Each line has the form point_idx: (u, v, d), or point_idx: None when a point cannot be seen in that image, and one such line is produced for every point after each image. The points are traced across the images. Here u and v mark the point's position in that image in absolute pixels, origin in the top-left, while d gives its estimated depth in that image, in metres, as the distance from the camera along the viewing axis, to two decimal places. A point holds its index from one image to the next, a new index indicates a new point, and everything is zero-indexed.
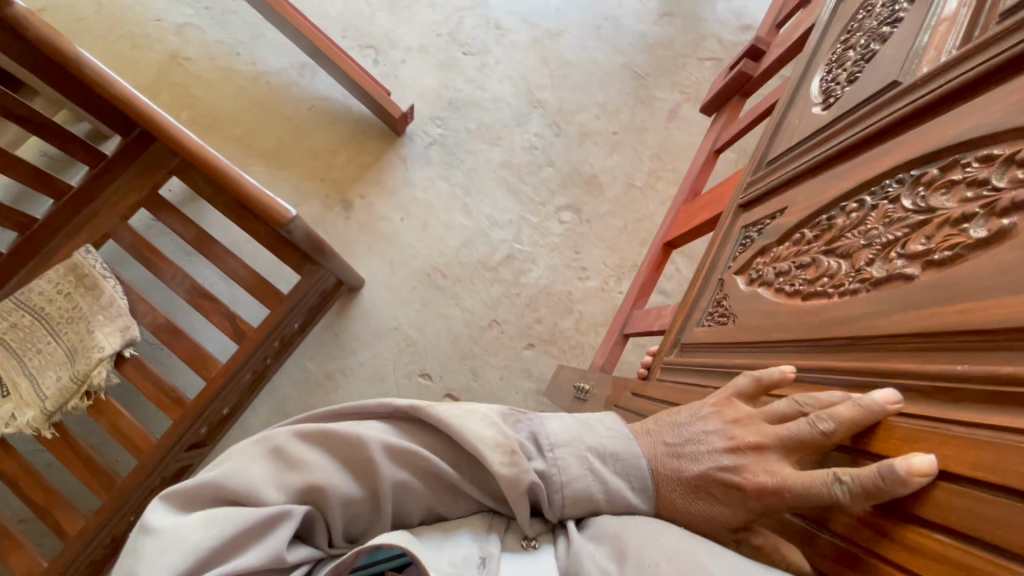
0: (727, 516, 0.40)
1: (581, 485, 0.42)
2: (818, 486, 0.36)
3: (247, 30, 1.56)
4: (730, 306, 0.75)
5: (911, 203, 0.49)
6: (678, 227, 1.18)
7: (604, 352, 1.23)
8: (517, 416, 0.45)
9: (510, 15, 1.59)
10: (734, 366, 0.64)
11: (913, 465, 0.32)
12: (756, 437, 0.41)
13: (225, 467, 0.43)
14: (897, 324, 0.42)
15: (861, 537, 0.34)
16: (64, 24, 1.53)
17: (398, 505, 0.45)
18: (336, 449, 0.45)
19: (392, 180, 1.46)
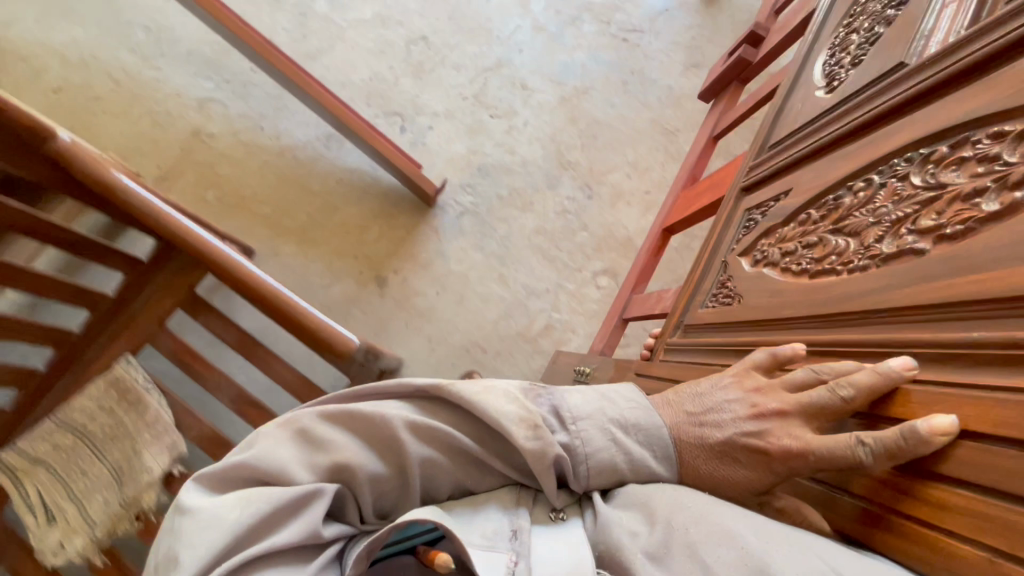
0: (752, 479, 0.41)
1: (605, 456, 0.43)
2: (839, 449, 0.37)
3: (270, 102, 1.52)
4: (735, 287, 0.76)
5: (921, 180, 0.50)
6: (679, 212, 1.19)
7: (603, 336, 1.24)
8: (537, 391, 0.46)
9: (535, 74, 1.55)
10: (740, 344, 0.66)
11: (935, 424, 0.33)
12: (779, 403, 0.41)
13: (254, 451, 0.43)
14: (906, 296, 0.44)
15: (882, 496, 0.36)
16: (81, 105, 1.48)
17: (426, 480, 0.45)
18: (359, 428, 0.45)
19: (425, 253, 1.45)
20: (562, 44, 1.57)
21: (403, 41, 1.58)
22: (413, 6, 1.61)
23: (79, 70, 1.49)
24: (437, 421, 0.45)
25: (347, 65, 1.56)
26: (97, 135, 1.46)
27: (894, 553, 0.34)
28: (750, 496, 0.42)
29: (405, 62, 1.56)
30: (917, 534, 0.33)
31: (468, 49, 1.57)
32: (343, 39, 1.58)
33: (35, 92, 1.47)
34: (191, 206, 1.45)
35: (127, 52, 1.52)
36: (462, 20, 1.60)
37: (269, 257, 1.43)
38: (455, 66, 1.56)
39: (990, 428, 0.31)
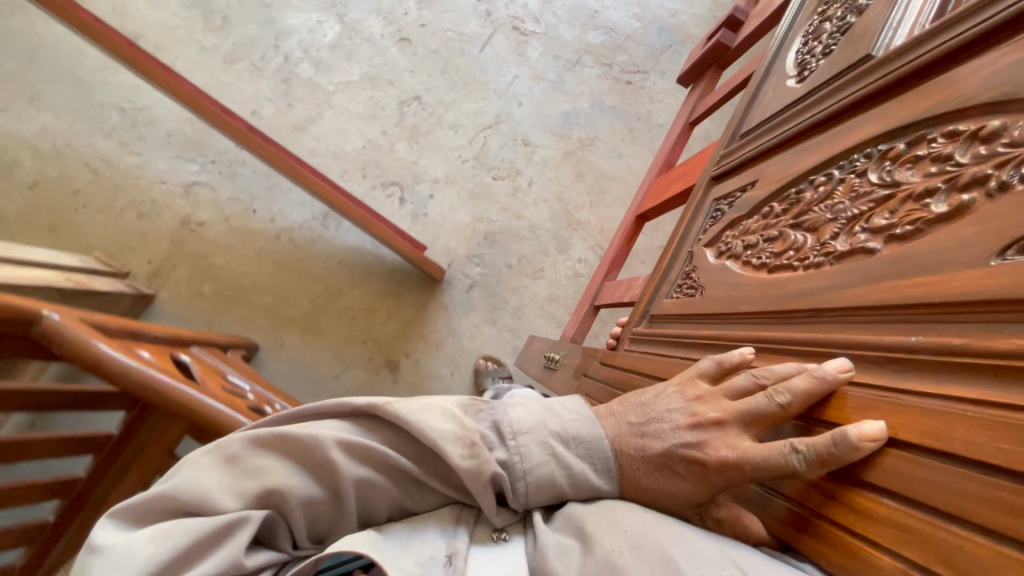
0: (692, 492, 0.40)
1: (545, 471, 0.42)
2: (774, 457, 0.36)
3: (262, 181, 1.47)
4: (699, 278, 0.76)
5: (877, 177, 0.50)
6: (651, 199, 1.18)
7: (574, 323, 1.24)
8: (478, 407, 0.45)
9: (537, 129, 1.54)
10: (696, 334, 0.66)
11: (864, 431, 0.33)
12: (718, 412, 0.40)
13: (177, 480, 0.41)
14: (858, 295, 0.43)
15: (812, 501, 0.36)
16: (58, 201, 1.42)
17: (363, 502, 0.43)
18: (291, 450, 0.42)
19: (437, 333, 1.42)
20: (564, 93, 1.56)
21: (396, 103, 1.54)
22: (404, 63, 1.57)
23: (52, 162, 1.44)
24: (375, 442, 0.43)
25: (337, 134, 1.51)
26: (80, 233, 1.41)
27: (819, 559, 0.34)
28: (692, 508, 0.40)
29: (400, 124, 1.53)
30: (838, 539, 0.33)
31: (466, 106, 1.55)
32: (331, 104, 1.53)
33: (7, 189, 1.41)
34: (188, 301, 1.41)
35: (103, 137, 1.46)
36: (455, 74, 1.57)
37: (276, 349, 1.40)
38: (454, 126, 1.53)
39: (915, 436, 0.31)
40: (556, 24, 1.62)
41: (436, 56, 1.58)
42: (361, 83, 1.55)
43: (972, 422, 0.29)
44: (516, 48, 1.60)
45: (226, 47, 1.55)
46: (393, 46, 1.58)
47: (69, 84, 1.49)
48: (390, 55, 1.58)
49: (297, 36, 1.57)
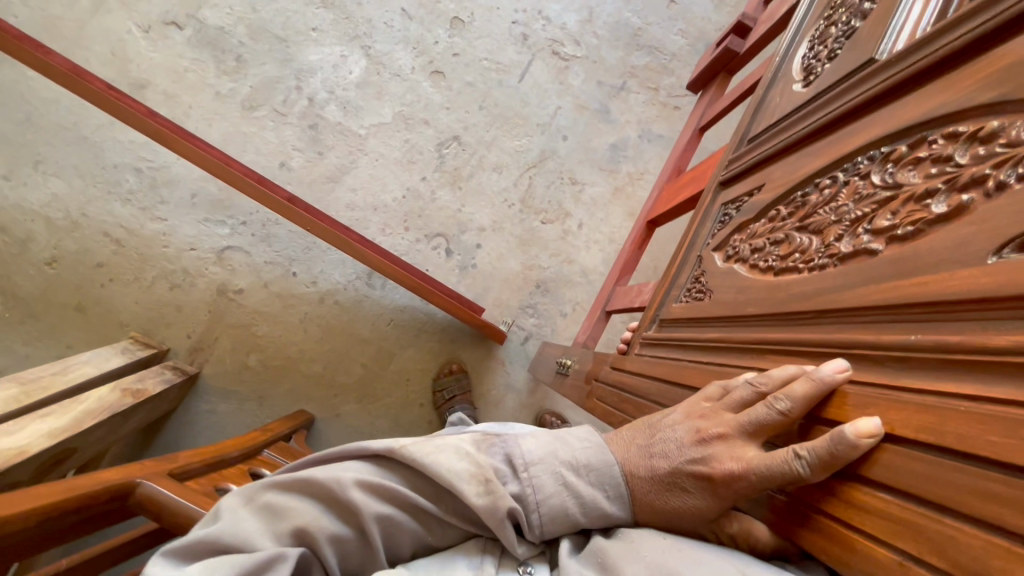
0: (702, 507, 0.41)
1: (556, 501, 0.43)
2: (779, 465, 0.37)
3: (298, 244, 1.52)
4: (708, 282, 0.76)
5: (880, 178, 0.50)
6: (661, 206, 1.19)
7: (587, 328, 1.26)
8: (491, 441, 0.47)
9: (582, 165, 1.62)
10: (705, 338, 0.66)
11: (860, 428, 0.33)
12: (721, 427, 0.41)
13: (217, 525, 0.44)
14: (860, 296, 0.44)
15: (811, 496, 0.36)
16: (83, 275, 1.47)
17: (388, 540, 0.45)
18: (316, 492, 0.45)
19: (495, 389, 1.53)
20: (610, 123, 1.64)
21: (434, 145, 1.60)
22: (439, 99, 1.61)
23: (68, 235, 1.47)
24: (396, 481, 0.45)
25: (376, 184, 1.57)
26: (107, 307, 1.47)
27: (819, 552, 0.34)
28: (704, 525, 0.41)
29: (439, 168, 1.59)
30: (836, 533, 0.34)
31: (507, 144, 1.61)
32: (364, 150, 1.58)
33: (27, 267, 1.45)
34: (235, 377, 1.48)
35: (121, 203, 1.49)
36: (495, 109, 1.62)
37: (330, 420, 1.49)
38: (501, 165, 1.60)
39: (914, 432, 0.31)
40: (597, 45, 1.65)
41: (474, 88, 1.62)
42: (392, 124, 1.60)
43: (966, 415, 0.29)
44: (556, 75, 1.64)
45: (244, 91, 1.57)
46: (425, 80, 1.61)
47: (79, 146, 1.51)
48: (421, 88, 1.61)
49: (319, 76, 1.59)
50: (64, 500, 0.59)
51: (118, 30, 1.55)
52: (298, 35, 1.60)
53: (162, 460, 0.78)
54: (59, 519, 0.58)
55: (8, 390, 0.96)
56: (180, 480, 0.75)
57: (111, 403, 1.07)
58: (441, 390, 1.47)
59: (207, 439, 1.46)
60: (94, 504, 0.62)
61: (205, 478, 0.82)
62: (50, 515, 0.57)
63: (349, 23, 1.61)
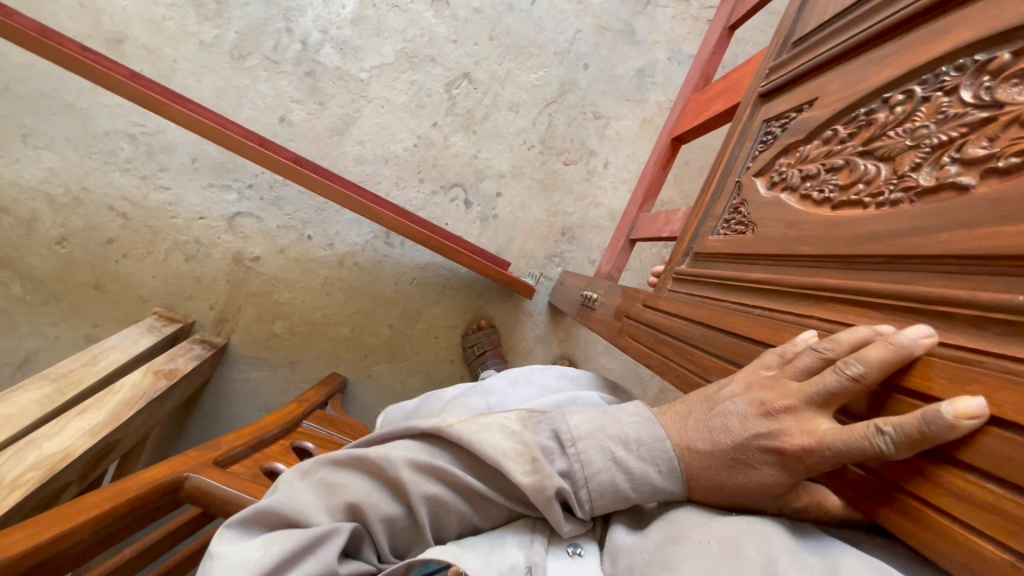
0: (776, 483, 0.40)
1: (605, 477, 0.43)
2: (858, 440, 0.35)
3: (311, 205, 1.47)
4: (749, 213, 0.71)
5: (972, 95, 0.43)
6: (688, 120, 1.10)
7: (611, 258, 1.23)
8: (537, 419, 0.47)
9: (606, 96, 1.53)
10: (749, 280, 0.62)
11: (960, 409, 0.30)
12: (787, 399, 0.39)
13: (277, 496, 0.47)
14: (947, 243, 0.39)
15: (894, 475, 0.34)
16: (94, 253, 1.44)
17: (435, 519, 0.47)
18: (368, 469, 0.48)
19: (525, 341, 1.54)
20: (635, 45, 1.53)
21: (443, 85, 1.49)
22: (445, 32, 1.48)
23: (72, 211, 1.43)
24: (442, 462, 0.47)
25: (384, 134, 1.47)
26: (126, 285, 1.45)
27: (912, 540, 0.33)
28: (770, 496, 0.41)
29: (451, 112, 1.49)
30: (927, 517, 0.32)
31: (521, 78, 1.51)
32: (367, 97, 1.47)
33: (37, 248, 1.42)
34: (263, 343, 1.48)
35: (121, 173, 1.44)
36: (506, 38, 1.50)
37: (363, 381, 1.51)
38: (512, 106, 1.51)
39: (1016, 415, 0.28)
40: None
41: (482, 16, 1.49)
42: (395, 62, 1.47)
43: None
44: None
45: (230, 39, 1.43)
46: (427, 10, 1.48)
47: (68, 118, 1.43)
48: (424, 21, 1.48)
49: (311, 16, 1.44)
50: (116, 508, 0.67)
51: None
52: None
53: (206, 449, 0.86)
54: (113, 523, 0.66)
55: (40, 389, 0.96)
56: (224, 467, 0.84)
57: (146, 389, 1.09)
58: (471, 346, 1.48)
59: (245, 405, 1.50)
60: (144, 503, 0.71)
61: (250, 459, 0.91)
62: (103, 523, 0.65)
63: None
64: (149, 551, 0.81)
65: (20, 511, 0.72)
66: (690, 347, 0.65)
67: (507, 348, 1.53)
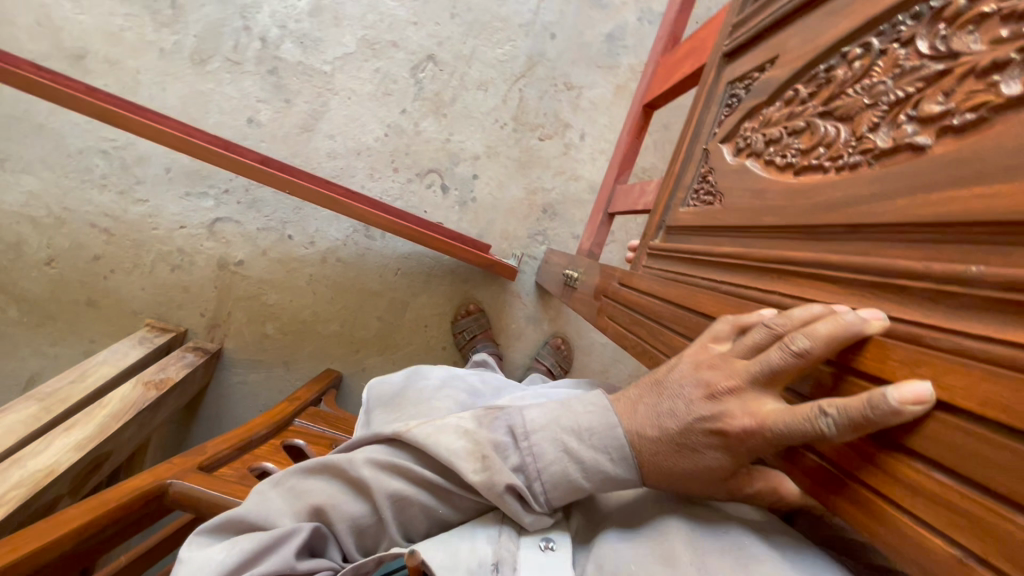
0: (720, 466, 0.39)
1: (557, 468, 0.44)
2: (801, 424, 0.33)
3: (287, 204, 1.44)
4: (716, 183, 0.68)
5: (928, 46, 0.40)
6: (658, 85, 1.07)
7: (591, 234, 1.20)
8: (494, 415, 0.47)
9: (577, 65, 1.48)
10: (718, 255, 0.60)
11: (905, 393, 0.29)
12: (731, 379, 0.38)
13: (244, 503, 0.50)
14: (902, 210, 0.37)
15: (845, 462, 0.33)
16: (82, 271, 1.42)
17: (398, 519, 0.48)
18: (332, 474, 0.49)
19: (516, 323, 1.53)
20: (602, 10, 1.48)
21: (408, 70, 1.44)
22: (405, 14, 1.43)
23: (56, 231, 1.40)
24: (399, 461, 0.48)
25: (354, 125, 1.43)
26: (117, 300, 1.44)
27: (862, 532, 0.32)
28: (714, 481, 0.40)
29: (419, 97, 1.44)
30: (878, 509, 0.31)
31: (487, 55, 1.46)
32: (333, 89, 1.42)
33: (29, 271, 1.41)
34: (255, 347, 1.48)
35: (98, 190, 1.41)
36: (469, 14, 1.45)
37: (358, 375, 1.51)
38: (483, 85, 1.46)
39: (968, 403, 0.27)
40: None
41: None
42: (356, 49, 1.42)
43: None
44: None
45: (188, 44, 1.38)
46: None
47: (38, 138, 1.39)
48: (383, 5, 1.42)
49: (266, 10, 1.39)
50: (96, 519, 0.67)
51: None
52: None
53: (191, 455, 0.86)
54: (95, 534, 0.67)
55: (27, 408, 0.96)
56: (209, 471, 0.84)
57: (136, 400, 1.09)
58: (461, 332, 1.47)
59: (244, 408, 1.50)
60: (128, 513, 0.71)
61: (237, 462, 0.91)
62: (86, 533, 0.65)
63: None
64: (145, 557, 0.82)
65: (6, 530, 0.72)
66: (662, 328, 0.64)
67: (498, 332, 1.52)
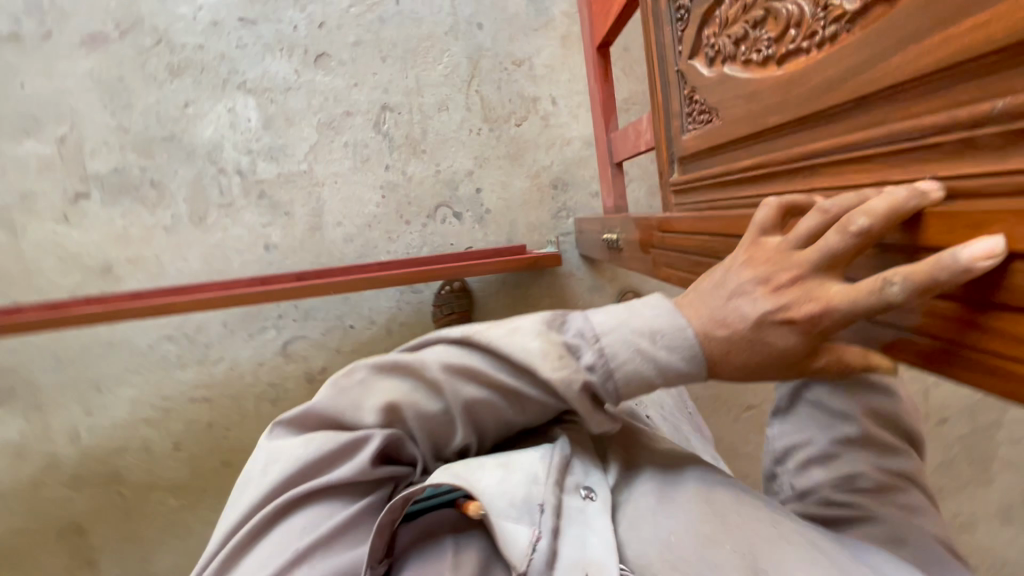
0: (793, 349, 0.41)
1: (631, 368, 0.46)
2: (869, 297, 0.36)
3: (336, 299, 1.53)
4: (705, 100, 0.66)
5: None
6: (603, 24, 1.05)
7: (609, 190, 1.20)
8: (559, 320, 0.50)
9: (516, 39, 1.48)
10: (742, 170, 0.59)
11: (975, 252, 0.31)
12: (790, 272, 0.40)
13: (324, 397, 0.56)
14: (903, 67, 0.37)
15: (949, 334, 0.37)
16: (205, 441, 1.55)
17: (472, 416, 0.53)
18: (407, 371, 0.53)
19: (581, 300, 1.54)
20: None
21: (373, 128, 1.47)
22: (343, 82, 1.45)
23: (168, 420, 1.54)
24: (473, 368, 0.51)
25: (353, 203, 1.48)
26: (245, 450, 1.57)
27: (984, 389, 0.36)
28: (790, 364, 0.42)
29: (394, 147, 1.47)
30: (992, 365, 0.35)
31: (432, 77, 1.47)
32: (320, 181, 1.47)
33: (166, 462, 1.54)
34: None
35: (182, 369, 1.54)
36: (397, 49, 1.45)
37: None
38: (442, 105, 1.48)
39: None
40: None
41: (364, 46, 1.45)
42: (320, 136, 1.47)
43: None
44: None
45: (185, 211, 1.47)
46: (316, 71, 1.45)
47: (116, 353, 1.53)
48: (320, 85, 1.45)
49: (229, 145, 1.45)
50: None
51: (45, 237, 1.45)
52: (177, 120, 1.44)
53: None
54: None
55: None
56: None
57: None
58: None
59: None
60: None
61: None
62: None
63: (206, 74, 1.43)
64: None
65: None
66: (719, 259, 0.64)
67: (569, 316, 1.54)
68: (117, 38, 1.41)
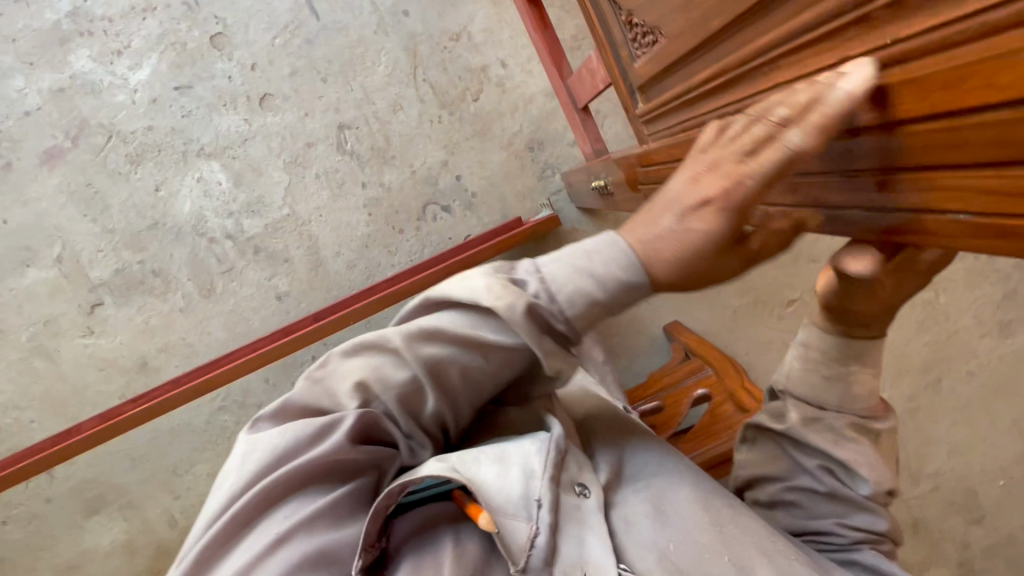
0: (712, 233, 0.45)
1: (570, 287, 0.50)
2: (780, 154, 0.42)
3: (360, 326, 1.57)
4: (646, 20, 0.63)
5: None
6: None
7: (585, 136, 1.17)
8: (509, 266, 0.55)
9: (446, 15, 1.45)
10: (704, 82, 0.56)
11: (853, 91, 0.39)
12: (714, 156, 0.46)
13: (298, 386, 0.59)
14: None
15: (878, 197, 0.43)
16: None
17: (439, 376, 0.55)
18: (374, 345, 0.57)
19: None
20: None
21: (338, 151, 1.45)
22: (294, 116, 1.43)
23: None
24: (435, 327, 0.55)
25: (344, 230, 1.48)
26: None
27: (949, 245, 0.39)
28: (720, 249, 0.46)
29: (364, 163, 1.46)
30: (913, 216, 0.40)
31: (376, 81, 1.43)
32: (306, 219, 1.47)
33: None
34: None
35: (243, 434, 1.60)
36: (334, 65, 1.42)
37: None
38: (396, 106, 1.44)
39: (928, 107, 0.36)
40: None
41: (301, 73, 1.42)
42: (291, 176, 1.46)
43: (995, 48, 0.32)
44: None
45: (193, 288, 1.49)
46: (265, 114, 1.42)
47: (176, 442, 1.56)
48: (273, 126, 1.43)
49: (210, 213, 1.46)
50: None
51: (78, 352, 1.50)
52: (155, 206, 1.45)
53: None
54: None
55: None
56: None
57: None
58: None
59: None
60: None
61: None
62: None
63: (164, 152, 1.43)
64: None
65: None
66: None
67: None
68: (71, 145, 1.42)
